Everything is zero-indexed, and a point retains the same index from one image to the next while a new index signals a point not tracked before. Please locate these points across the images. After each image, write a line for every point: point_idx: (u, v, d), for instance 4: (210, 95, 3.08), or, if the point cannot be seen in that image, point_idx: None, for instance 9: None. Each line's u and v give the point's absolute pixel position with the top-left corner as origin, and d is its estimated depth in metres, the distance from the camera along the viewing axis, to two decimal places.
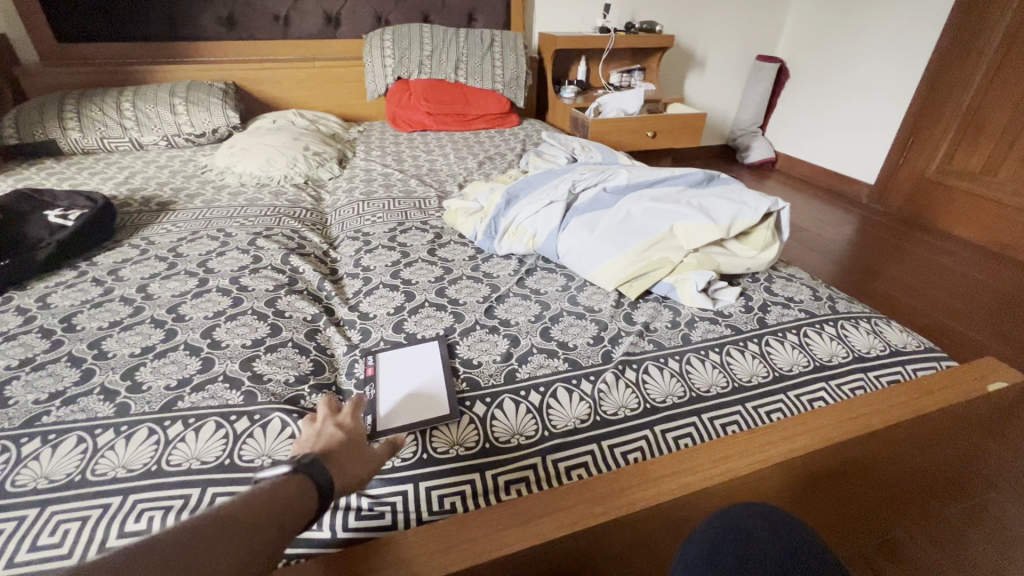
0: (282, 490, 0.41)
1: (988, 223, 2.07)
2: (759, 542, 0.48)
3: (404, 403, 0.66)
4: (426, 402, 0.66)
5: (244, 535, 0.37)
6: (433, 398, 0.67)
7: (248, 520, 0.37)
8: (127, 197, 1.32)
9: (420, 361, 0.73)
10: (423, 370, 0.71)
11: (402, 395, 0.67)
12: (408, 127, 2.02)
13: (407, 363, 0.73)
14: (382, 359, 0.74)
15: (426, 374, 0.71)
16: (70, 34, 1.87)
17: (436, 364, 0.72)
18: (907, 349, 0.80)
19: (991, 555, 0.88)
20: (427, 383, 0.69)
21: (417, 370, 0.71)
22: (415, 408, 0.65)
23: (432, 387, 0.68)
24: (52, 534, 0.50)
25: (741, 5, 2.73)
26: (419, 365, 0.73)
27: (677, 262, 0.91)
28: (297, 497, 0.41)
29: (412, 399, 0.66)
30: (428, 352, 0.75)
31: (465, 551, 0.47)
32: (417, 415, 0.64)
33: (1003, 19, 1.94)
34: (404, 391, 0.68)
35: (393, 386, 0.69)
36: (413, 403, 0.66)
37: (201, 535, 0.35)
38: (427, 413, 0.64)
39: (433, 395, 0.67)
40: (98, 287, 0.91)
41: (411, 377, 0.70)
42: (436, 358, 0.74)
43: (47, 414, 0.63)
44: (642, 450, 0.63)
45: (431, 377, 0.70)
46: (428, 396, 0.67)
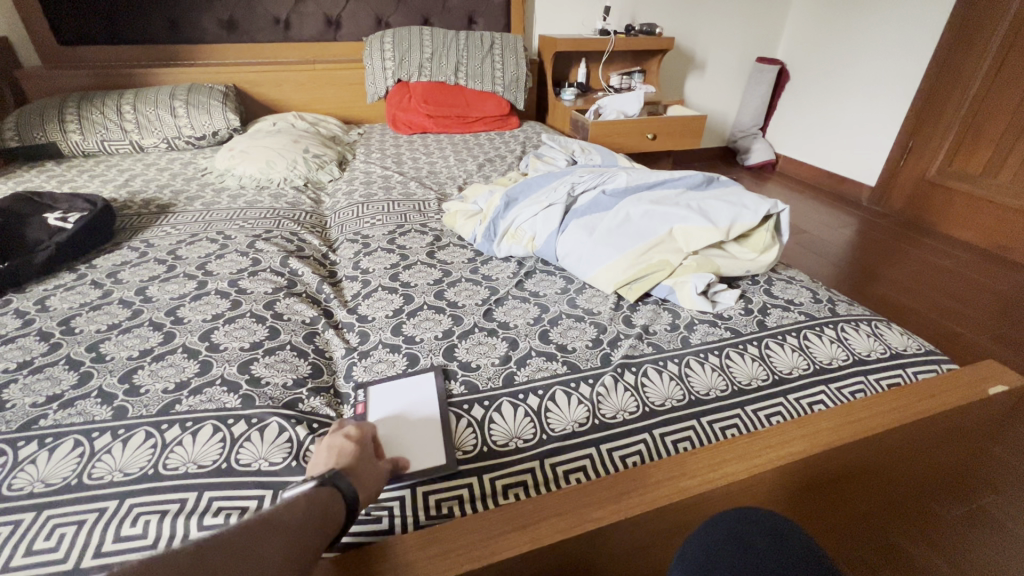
0: (313, 497, 0.44)
1: (988, 225, 2.07)
2: (757, 548, 0.48)
3: (404, 447, 0.60)
4: (428, 443, 0.61)
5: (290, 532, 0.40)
6: (433, 438, 0.61)
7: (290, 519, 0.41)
8: (128, 200, 1.33)
9: (413, 392, 0.68)
10: (418, 403, 0.66)
11: (401, 437, 0.61)
12: (408, 129, 2.03)
13: (399, 396, 0.67)
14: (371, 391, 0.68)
15: (421, 409, 0.65)
16: (71, 37, 1.88)
17: (430, 395, 0.67)
18: (907, 352, 0.79)
19: (990, 557, 0.88)
20: (425, 419, 0.64)
21: (411, 403, 0.66)
22: (417, 454, 0.59)
23: (431, 423, 0.63)
24: (48, 538, 0.49)
25: (741, 7, 2.73)
26: (412, 396, 0.67)
27: (676, 264, 0.90)
28: (329, 503, 0.44)
29: (412, 441, 0.61)
30: (420, 380, 0.70)
31: (463, 555, 0.47)
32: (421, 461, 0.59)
33: (1003, 21, 1.95)
34: (402, 431, 0.62)
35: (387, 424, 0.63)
36: (414, 447, 0.60)
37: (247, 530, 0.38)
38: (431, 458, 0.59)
39: (433, 433, 0.62)
40: (97, 290, 0.91)
41: (406, 412, 0.65)
42: (429, 387, 0.69)
43: (44, 418, 0.62)
44: (640, 453, 0.63)
45: (429, 410, 0.65)
46: (429, 436, 0.62)
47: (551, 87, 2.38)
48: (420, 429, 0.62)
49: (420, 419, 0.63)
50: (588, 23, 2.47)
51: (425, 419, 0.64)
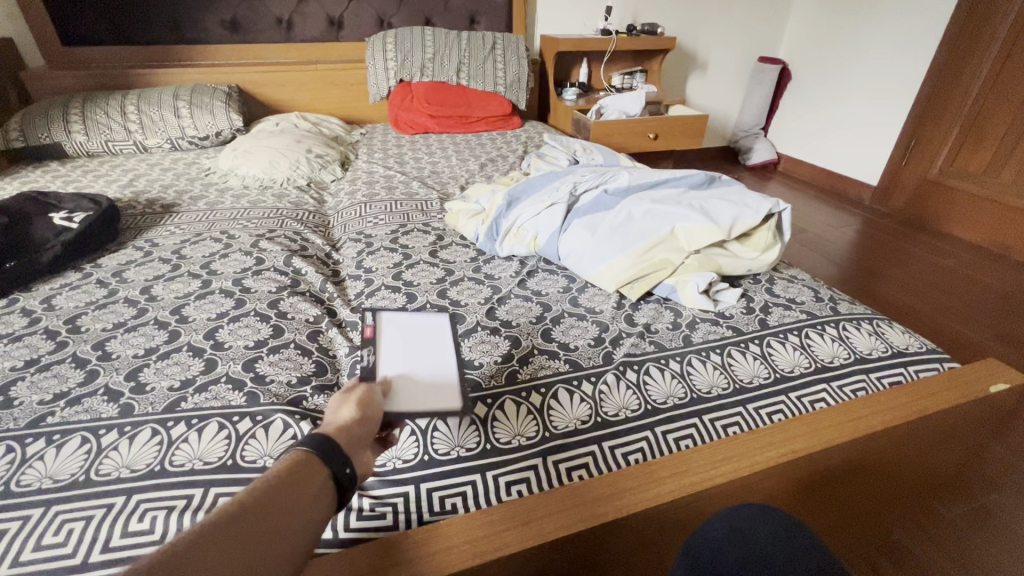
0: (302, 475, 0.41)
1: (990, 224, 2.06)
2: (759, 544, 0.48)
3: (407, 380, 0.53)
4: (437, 385, 0.53)
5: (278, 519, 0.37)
6: (443, 381, 0.54)
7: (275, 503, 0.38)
8: (132, 200, 1.33)
9: (427, 334, 0.62)
10: (432, 347, 0.60)
11: (406, 372, 0.55)
12: (410, 129, 2.03)
13: (413, 335, 0.62)
14: (381, 324, 0.63)
15: (434, 353, 0.59)
16: (75, 38, 1.89)
17: (445, 341, 0.62)
18: (909, 350, 0.80)
19: (992, 556, 0.88)
20: (437, 362, 0.57)
21: (426, 344, 0.60)
22: (421, 391, 0.52)
23: (442, 366, 0.57)
24: (57, 533, 0.50)
25: (742, 7, 2.73)
26: (426, 338, 0.62)
27: (678, 263, 0.91)
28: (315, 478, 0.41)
29: (417, 378, 0.54)
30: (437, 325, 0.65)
31: (467, 551, 0.47)
32: (422, 399, 0.51)
33: (1005, 20, 1.94)
34: (408, 367, 0.56)
35: (395, 357, 0.57)
36: (419, 384, 0.53)
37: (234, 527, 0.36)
38: (437, 398, 0.52)
39: (442, 377, 0.55)
40: (102, 288, 0.92)
41: (418, 351, 0.59)
42: (446, 334, 0.63)
43: (51, 414, 0.63)
44: (643, 451, 0.63)
45: (442, 355, 0.59)
46: (436, 377, 0.55)
47: (552, 87, 2.38)
48: (429, 370, 0.56)
49: (431, 361, 0.57)
50: (590, 23, 2.47)
51: (436, 362, 0.57)
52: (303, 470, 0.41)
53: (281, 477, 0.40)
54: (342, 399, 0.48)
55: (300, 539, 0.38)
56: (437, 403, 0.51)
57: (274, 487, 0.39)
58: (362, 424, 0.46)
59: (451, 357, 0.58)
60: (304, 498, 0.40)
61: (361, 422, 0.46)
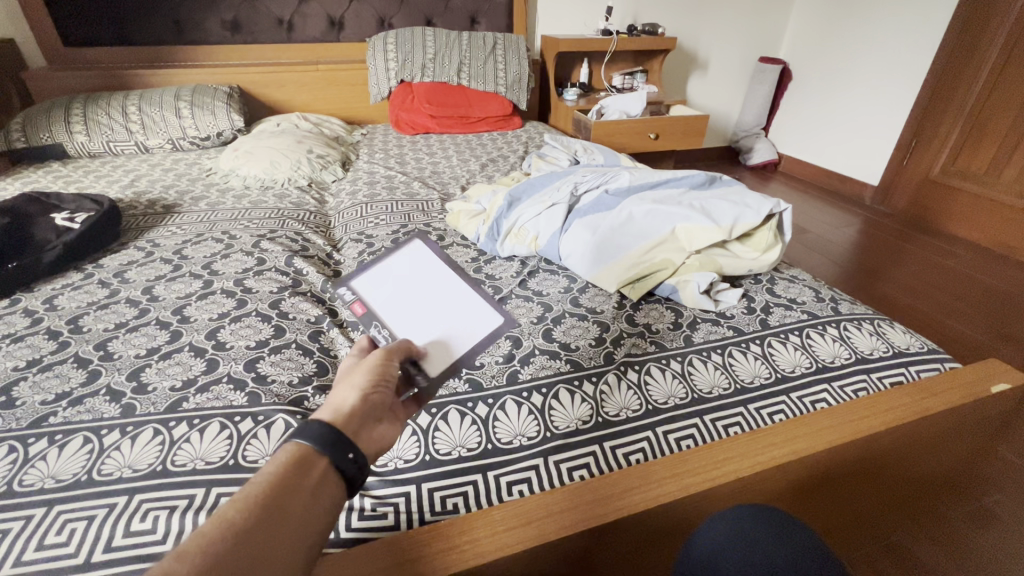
0: (304, 471, 0.40)
1: (992, 224, 2.06)
2: (761, 544, 0.48)
3: (439, 329, 0.62)
4: (468, 317, 0.63)
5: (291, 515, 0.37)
6: (470, 315, 0.64)
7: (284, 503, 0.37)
8: (133, 200, 1.34)
9: (420, 275, 0.69)
10: (435, 284, 0.68)
11: (432, 321, 0.63)
12: (411, 129, 2.03)
13: (406, 281, 0.69)
14: (367, 289, 0.68)
15: (441, 288, 0.67)
16: (77, 39, 1.89)
17: (442, 271, 0.70)
18: (910, 350, 0.79)
19: (994, 556, 0.88)
20: (450, 296, 0.66)
21: (424, 296, 0.66)
22: (460, 331, 0.62)
23: (459, 298, 0.66)
24: (59, 533, 0.50)
25: (743, 7, 2.73)
26: (423, 277, 0.69)
27: (679, 263, 0.91)
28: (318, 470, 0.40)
29: (446, 319, 0.63)
30: (422, 261, 0.72)
31: (469, 550, 0.47)
32: (466, 335, 0.61)
33: (1006, 20, 1.94)
34: (432, 314, 0.64)
35: (405, 312, 0.64)
36: (450, 325, 0.62)
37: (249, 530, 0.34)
38: (478, 329, 0.62)
39: (468, 307, 0.65)
40: (104, 289, 0.92)
41: (425, 295, 0.66)
42: (438, 262, 0.71)
43: (54, 414, 0.63)
44: (644, 450, 0.63)
45: (451, 287, 0.67)
46: (464, 310, 0.64)
47: (553, 88, 2.38)
48: (453, 307, 0.65)
49: (445, 298, 0.66)
50: (590, 23, 2.47)
51: (450, 295, 0.66)
52: (305, 464, 0.40)
53: (287, 472, 0.39)
54: (345, 381, 0.48)
55: (312, 534, 0.37)
56: (482, 333, 0.62)
57: (281, 483, 0.38)
58: (363, 406, 0.46)
59: (461, 284, 0.67)
60: (312, 493, 0.39)
61: (362, 406, 0.46)
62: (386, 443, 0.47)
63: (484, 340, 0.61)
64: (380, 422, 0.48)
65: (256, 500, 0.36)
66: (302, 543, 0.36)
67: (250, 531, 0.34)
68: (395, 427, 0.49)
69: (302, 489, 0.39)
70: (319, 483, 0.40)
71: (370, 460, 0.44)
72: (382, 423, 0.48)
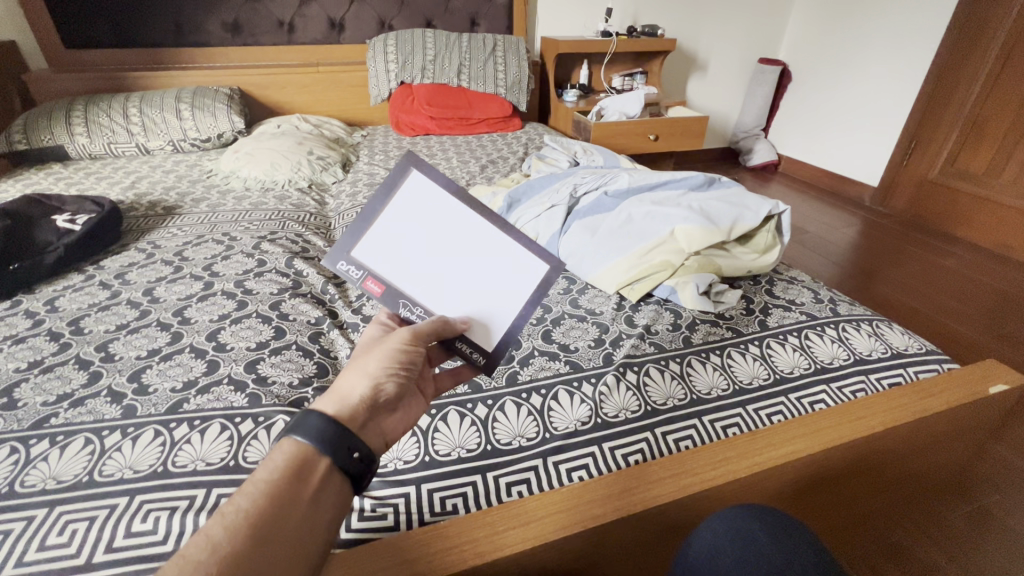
0: (301, 476, 0.40)
1: (991, 225, 2.06)
2: (759, 545, 0.48)
3: (478, 296, 0.56)
4: (507, 273, 0.57)
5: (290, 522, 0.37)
6: (510, 265, 0.57)
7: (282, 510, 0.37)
8: (134, 202, 1.34)
9: (432, 222, 0.56)
10: (454, 233, 0.56)
11: (468, 290, 0.56)
12: (411, 131, 2.04)
13: (416, 236, 0.56)
14: (370, 261, 0.56)
15: (463, 238, 0.56)
16: (78, 40, 1.90)
17: (457, 210, 0.56)
18: (908, 351, 0.80)
19: (993, 556, 0.88)
20: (479, 248, 0.56)
21: (445, 249, 0.56)
22: (506, 293, 0.57)
23: (490, 248, 0.56)
24: (61, 533, 0.50)
25: (742, 9, 2.74)
26: (435, 226, 0.56)
27: (677, 265, 0.90)
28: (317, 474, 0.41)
29: (484, 279, 0.57)
30: (427, 199, 0.56)
31: (468, 550, 0.48)
32: (513, 296, 0.57)
33: (1005, 22, 1.95)
34: (466, 279, 0.56)
35: (432, 283, 0.56)
36: (492, 285, 0.57)
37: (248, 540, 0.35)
38: (524, 284, 0.57)
39: (504, 259, 0.57)
40: (105, 291, 0.92)
41: (448, 255, 0.56)
42: (448, 199, 0.56)
43: (55, 416, 0.63)
44: (643, 451, 0.64)
45: (475, 235, 0.56)
46: (501, 265, 0.57)
47: (552, 89, 2.39)
48: (488, 264, 0.56)
49: (474, 253, 0.56)
50: (590, 24, 2.48)
51: (479, 246, 0.56)
52: (302, 468, 0.40)
53: (283, 477, 0.39)
54: (361, 364, 0.48)
55: (314, 536, 0.38)
56: (529, 289, 0.57)
57: (278, 490, 0.38)
58: (373, 397, 0.46)
59: (487, 229, 0.56)
60: (312, 497, 0.40)
61: (371, 397, 0.46)
62: (394, 436, 0.48)
63: (533, 296, 0.57)
64: (392, 412, 0.49)
65: (247, 514, 0.36)
66: (306, 546, 0.38)
67: (244, 548, 0.35)
68: (407, 418, 0.50)
69: (300, 493, 0.39)
70: (320, 484, 0.40)
71: (378, 453, 0.45)
72: (394, 413, 0.49)
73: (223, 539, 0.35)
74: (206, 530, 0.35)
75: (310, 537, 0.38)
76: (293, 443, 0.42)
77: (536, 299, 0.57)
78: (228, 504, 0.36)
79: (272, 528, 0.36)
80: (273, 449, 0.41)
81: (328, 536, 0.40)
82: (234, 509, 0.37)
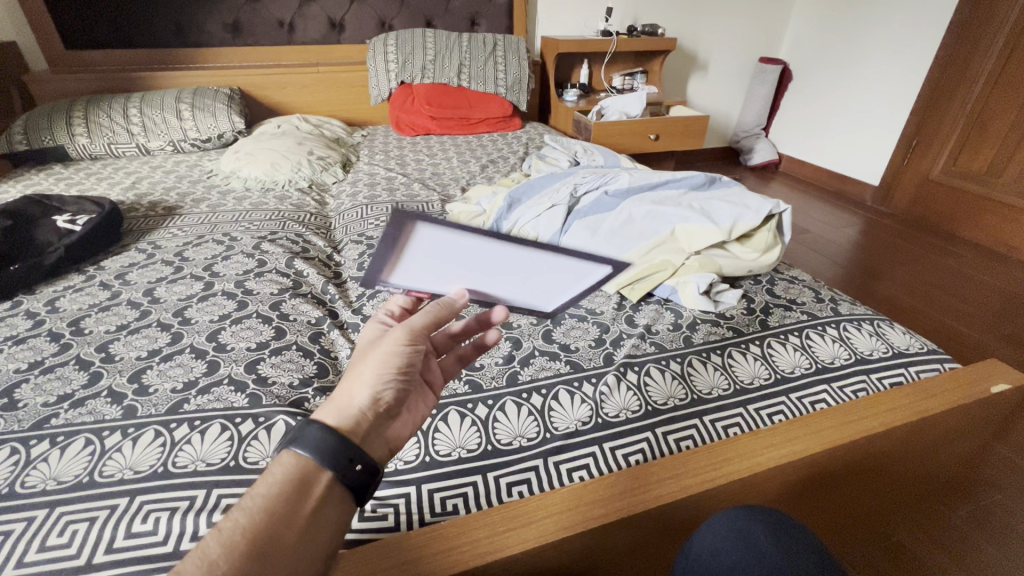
0: (300, 489, 0.40)
1: (994, 224, 2.05)
2: (761, 544, 0.48)
3: (534, 292, 0.58)
4: (560, 273, 0.56)
5: (289, 535, 0.37)
6: (563, 270, 0.56)
7: (279, 525, 0.37)
8: (135, 202, 1.34)
9: (462, 253, 0.51)
10: (487, 257, 0.52)
11: (524, 289, 0.58)
12: (411, 130, 2.03)
13: (450, 264, 0.53)
14: (412, 282, 0.55)
15: (503, 261, 0.53)
16: (78, 41, 1.90)
17: (485, 245, 0.50)
18: (909, 351, 0.80)
19: (995, 557, 0.87)
20: (526, 265, 0.54)
21: (487, 266, 0.54)
22: (563, 285, 0.59)
23: (536, 262, 0.53)
24: (61, 534, 0.50)
25: (743, 7, 2.73)
26: (465, 255, 0.52)
27: (677, 264, 0.91)
28: (315, 485, 0.40)
29: (538, 279, 0.57)
30: (451, 242, 0.49)
31: (469, 550, 0.48)
32: (570, 284, 0.59)
33: (1006, 22, 1.94)
34: (521, 285, 0.57)
35: (486, 288, 0.57)
36: (546, 283, 0.57)
37: (246, 555, 0.35)
38: (578, 278, 0.58)
39: (555, 265, 0.54)
40: (105, 291, 0.92)
41: (491, 274, 0.55)
42: (475, 240, 0.49)
43: (55, 416, 0.63)
44: (643, 451, 0.63)
45: (513, 258, 0.52)
46: (552, 269, 0.55)
47: (553, 88, 2.38)
48: (539, 273, 0.55)
49: (522, 268, 0.54)
50: (590, 24, 2.47)
51: (521, 264, 0.53)
52: (302, 482, 0.40)
53: (282, 491, 0.39)
54: (364, 369, 0.46)
55: (315, 548, 0.38)
56: (584, 283, 0.58)
57: (278, 503, 0.38)
58: (373, 408, 0.46)
59: (526, 253, 0.51)
60: (313, 510, 0.40)
61: (372, 408, 0.46)
62: (399, 443, 0.48)
63: (590, 288, 0.59)
64: (395, 418, 0.48)
65: (245, 530, 0.36)
66: (306, 559, 0.38)
67: (240, 565, 0.34)
68: (412, 420, 0.50)
69: (301, 507, 0.39)
70: (321, 497, 0.40)
71: (382, 465, 0.45)
72: (398, 418, 0.48)
73: (218, 556, 0.34)
74: (201, 546, 0.34)
75: (311, 549, 0.38)
76: (291, 456, 0.41)
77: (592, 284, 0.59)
78: (225, 519, 0.36)
79: (271, 542, 0.36)
80: (273, 461, 0.41)
81: (329, 550, 0.40)
82: (231, 525, 0.36)
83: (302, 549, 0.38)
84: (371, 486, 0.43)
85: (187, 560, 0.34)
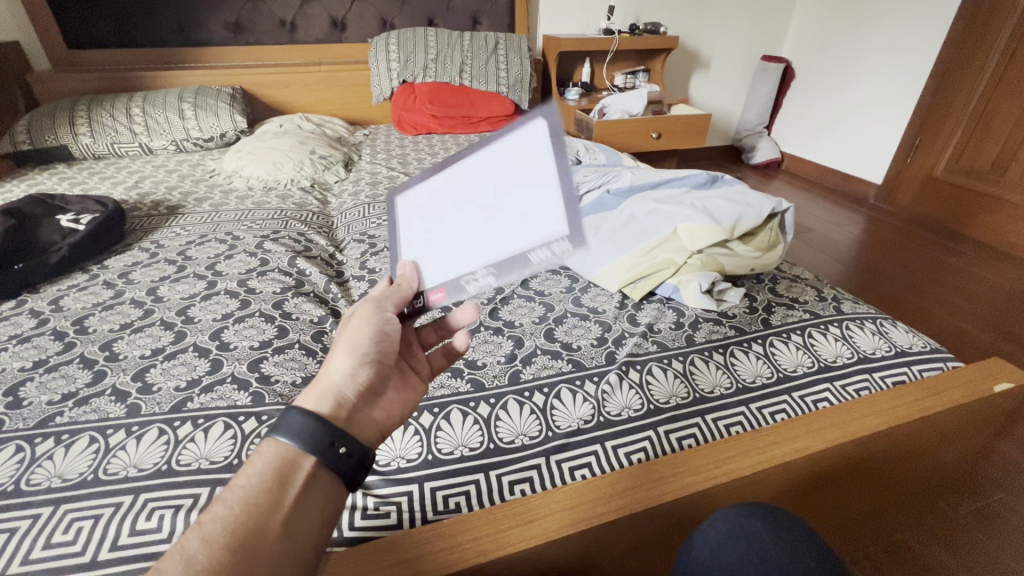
0: (279, 478, 0.40)
1: (998, 223, 2.04)
2: (762, 542, 0.48)
3: (518, 204, 0.48)
4: (513, 155, 0.49)
5: (269, 525, 0.37)
6: (511, 149, 0.50)
7: (257, 516, 0.37)
8: (138, 202, 1.34)
9: (433, 209, 0.57)
10: (449, 194, 0.55)
11: (496, 201, 0.50)
12: (413, 130, 2.04)
13: (431, 223, 0.56)
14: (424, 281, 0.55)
15: (462, 185, 0.54)
16: (82, 42, 1.91)
17: (439, 180, 0.58)
18: (913, 349, 0.79)
19: (999, 557, 0.87)
20: (479, 175, 0.53)
21: (458, 207, 0.54)
22: (528, 172, 0.48)
23: (485, 161, 0.52)
24: (66, 531, 0.51)
25: (745, 5, 2.72)
26: (436, 205, 0.57)
27: (681, 262, 0.90)
28: (294, 475, 0.40)
29: (507, 183, 0.49)
30: (420, 202, 0.59)
31: (471, 548, 0.48)
32: (539, 169, 0.47)
33: (1009, 20, 1.93)
34: (498, 207, 0.50)
35: (472, 235, 0.51)
36: (517, 177, 0.49)
37: (227, 546, 0.35)
38: (538, 145, 0.47)
39: (499, 152, 0.51)
40: (108, 290, 0.93)
41: (459, 203, 0.54)
42: (431, 185, 0.58)
43: (60, 414, 0.64)
44: (646, 450, 0.64)
45: (465, 174, 0.54)
46: (505, 161, 0.50)
47: (553, 88, 2.38)
48: (497, 175, 0.51)
49: (480, 182, 0.52)
50: (592, 22, 2.47)
51: (473, 174, 0.53)
52: (280, 471, 0.40)
53: (260, 482, 0.39)
54: (340, 346, 0.48)
55: (301, 535, 0.38)
56: (545, 136, 0.47)
57: (257, 493, 0.38)
58: (351, 382, 0.46)
59: (468, 158, 0.54)
60: (296, 498, 0.40)
61: (350, 384, 0.46)
62: (387, 425, 0.48)
63: (555, 141, 0.46)
64: (378, 400, 0.48)
65: (225, 521, 0.36)
66: (293, 546, 0.38)
67: (224, 554, 0.35)
68: (397, 404, 0.50)
69: (285, 496, 0.39)
70: (305, 484, 0.40)
71: (370, 451, 0.45)
72: (381, 400, 0.49)
73: (197, 550, 0.34)
74: (182, 541, 0.35)
75: (297, 538, 0.38)
76: (273, 445, 0.42)
77: (561, 140, 0.46)
78: (206, 514, 0.36)
79: (254, 533, 0.36)
80: (253, 452, 0.41)
81: (319, 538, 0.40)
82: (212, 518, 0.37)
83: (287, 538, 0.38)
84: (361, 470, 0.43)
85: (167, 558, 0.34)
